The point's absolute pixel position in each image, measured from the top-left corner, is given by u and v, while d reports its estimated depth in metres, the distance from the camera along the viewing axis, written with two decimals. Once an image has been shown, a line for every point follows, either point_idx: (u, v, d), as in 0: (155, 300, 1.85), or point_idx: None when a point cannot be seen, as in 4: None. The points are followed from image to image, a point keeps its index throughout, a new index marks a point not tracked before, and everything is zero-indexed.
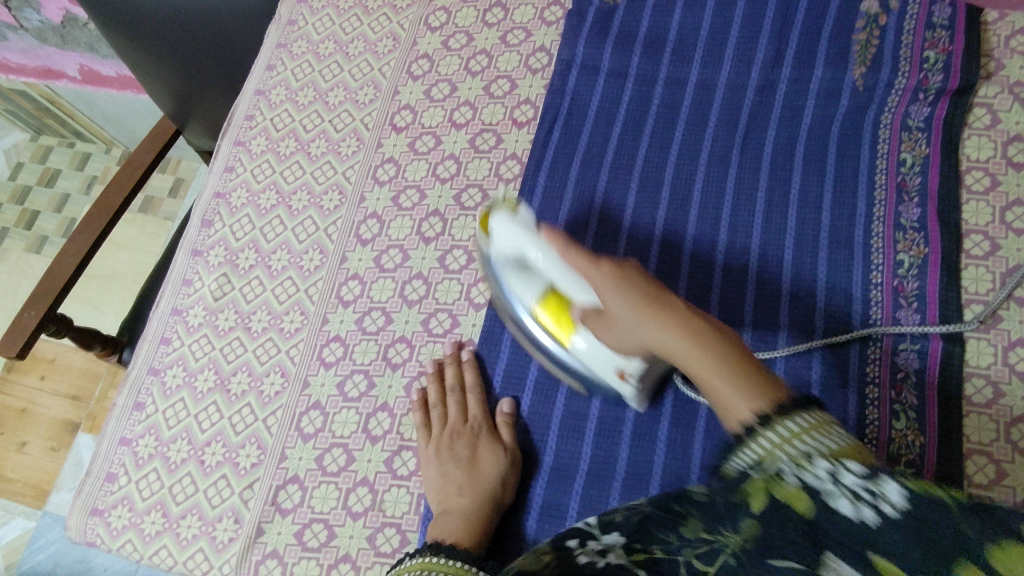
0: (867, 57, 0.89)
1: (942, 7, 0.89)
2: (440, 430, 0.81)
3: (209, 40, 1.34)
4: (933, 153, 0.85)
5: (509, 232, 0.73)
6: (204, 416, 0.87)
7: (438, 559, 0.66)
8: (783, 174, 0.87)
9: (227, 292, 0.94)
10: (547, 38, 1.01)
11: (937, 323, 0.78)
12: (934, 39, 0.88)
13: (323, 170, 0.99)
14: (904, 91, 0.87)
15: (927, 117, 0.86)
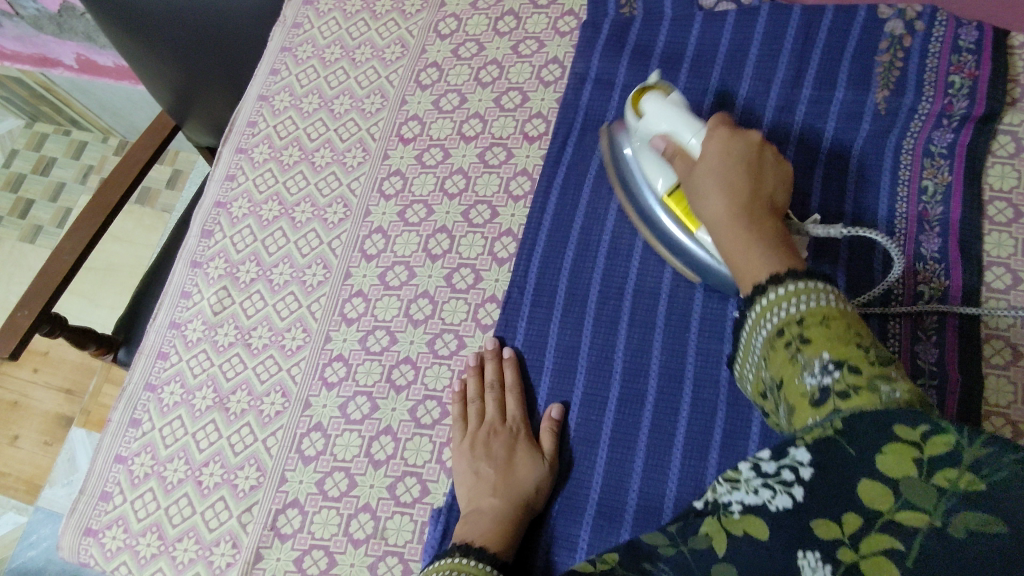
0: (889, 80, 0.87)
1: (969, 30, 0.87)
2: (477, 427, 0.79)
3: (211, 37, 1.30)
4: (955, 181, 0.82)
5: (654, 112, 0.77)
6: (202, 435, 0.85)
7: (467, 560, 0.65)
8: (801, 199, 0.85)
9: (227, 306, 0.91)
10: (561, 49, 0.98)
11: (956, 359, 0.76)
12: (960, 63, 0.86)
13: (327, 181, 0.96)
14: (928, 117, 0.85)
15: (950, 144, 0.84)
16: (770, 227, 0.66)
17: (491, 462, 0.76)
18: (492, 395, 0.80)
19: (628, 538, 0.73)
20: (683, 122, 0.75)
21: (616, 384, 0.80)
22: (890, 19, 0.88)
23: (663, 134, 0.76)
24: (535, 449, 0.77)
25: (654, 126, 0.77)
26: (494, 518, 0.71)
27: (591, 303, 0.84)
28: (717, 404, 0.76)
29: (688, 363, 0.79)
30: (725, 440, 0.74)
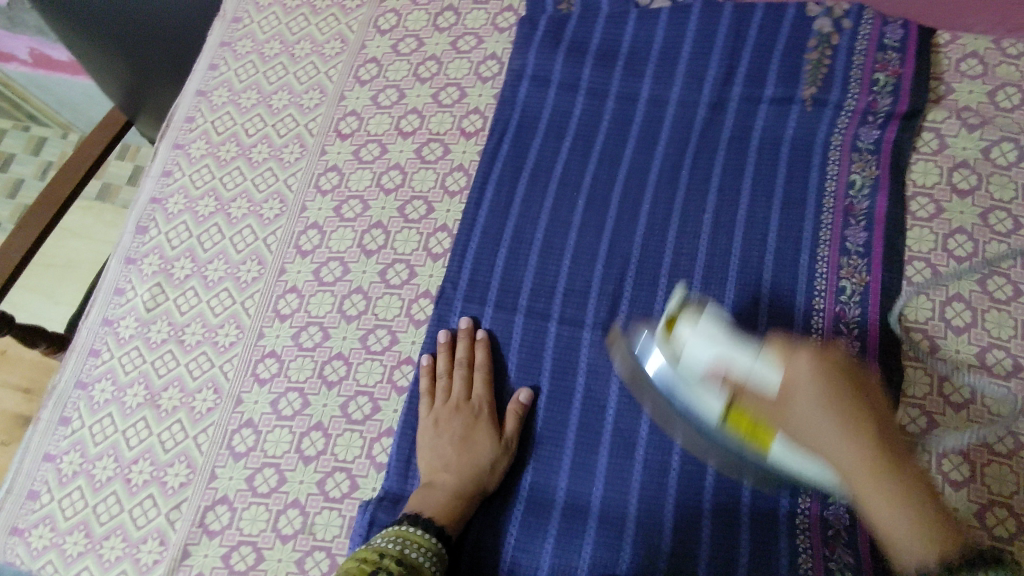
0: (817, 78, 0.88)
1: (894, 28, 0.89)
2: (440, 402, 0.80)
3: (154, 33, 1.28)
4: (882, 174, 0.84)
5: (690, 344, 0.70)
6: (133, 433, 0.85)
7: (414, 529, 0.69)
8: (731, 195, 0.86)
9: (160, 303, 0.91)
10: (499, 45, 0.98)
11: (874, 354, 0.77)
12: (885, 61, 0.87)
13: (264, 177, 0.96)
14: (854, 113, 0.86)
15: (877, 139, 0.85)
16: (906, 469, 0.55)
17: (450, 438, 0.77)
18: (459, 372, 0.81)
19: (556, 532, 0.76)
20: (732, 347, 0.66)
21: (546, 380, 0.82)
22: (818, 18, 0.90)
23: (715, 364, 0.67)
24: (496, 428, 0.78)
25: (700, 358, 0.69)
26: (445, 492, 0.74)
27: (523, 299, 0.85)
28: (642, 400, 0.79)
29: (614, 361, 0.81)
30: (650, 436, 0.77)
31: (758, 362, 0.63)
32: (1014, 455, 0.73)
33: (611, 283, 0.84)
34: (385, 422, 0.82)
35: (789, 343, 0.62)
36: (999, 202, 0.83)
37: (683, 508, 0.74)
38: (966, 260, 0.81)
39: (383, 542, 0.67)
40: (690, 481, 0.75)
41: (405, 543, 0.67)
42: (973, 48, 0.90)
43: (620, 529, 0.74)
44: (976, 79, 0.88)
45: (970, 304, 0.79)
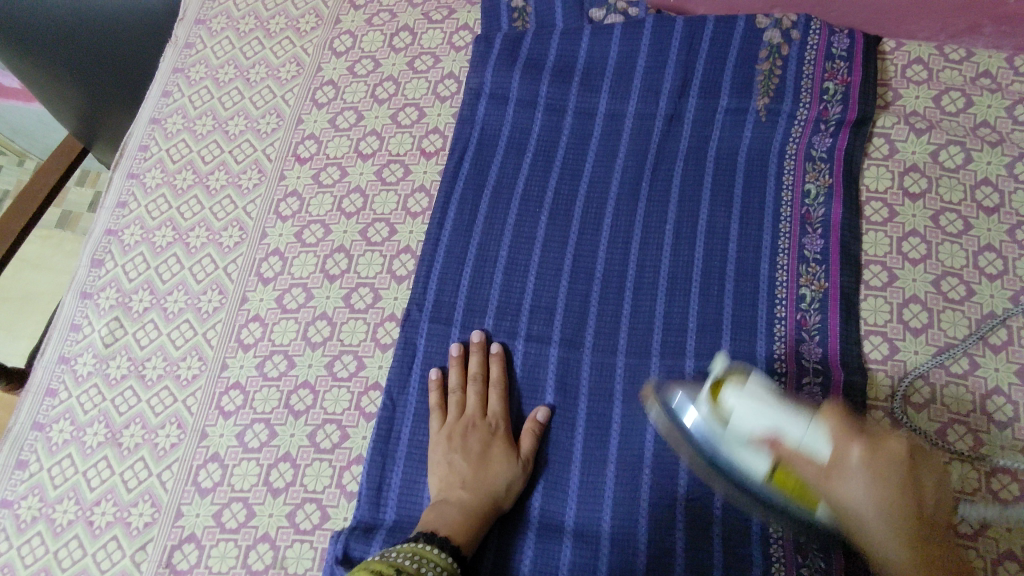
0: (770, 88, 0.90)
1: (840, 38, 0.90)
2: (455, 419, 0.79)
3: (103, 62, 1.25)
4: (836, 183, 0.85)
5: (745, 409, 0.65)
6: (94, 473, 0.82)
7: (430, 547, 0.66)
8: (692, 206, 0.87)
9: (119, 338, 0.89)
10: (456, 64, 0.99)
11: (836, 360, 0.78)
12: (834, 70, 0.89)
13: (222, 205, 0.95)
14: (806, 122, 0.88)
15: (830, 147, 0.87)
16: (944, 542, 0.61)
17: (465, 454, 0.76)
18: (474, 387, 0.80)
19: (531, 553, 0.75)
20: (786, 417, 0.63)
21: (516, 400, 0.82)
22: (768, 29, 0.91)
23: (764, 432, 0.63)
24: (513, 444, 0.77)
25: (752, 426, 0.64)
26: (460, 509, 0.72)
27: (489, 318, 0.85)
28: (611, 416, 0.79)
29: (583, 378, 0.81)
30: (621, 451, 0.77)
31: (810, 433, 0.62)
32: (975, 452, 0.74)
33: (577, 299, 0.85)
34: (355, 450, 0.81)
35: (845, 421, 0.62)
36: (949, 204, 0.85)
37: (656, 522, 0.74)
38: (920, 262, 0.83)
39: (401, 558, 0.63)
40: (662, 496, 0.75)
41: (423, 562, 0.63)
42: (917, 55, 0.93)
43: (594, 546, 0.74)
44: (920, 85, 0.91)
45: (926, 305, 0.81)
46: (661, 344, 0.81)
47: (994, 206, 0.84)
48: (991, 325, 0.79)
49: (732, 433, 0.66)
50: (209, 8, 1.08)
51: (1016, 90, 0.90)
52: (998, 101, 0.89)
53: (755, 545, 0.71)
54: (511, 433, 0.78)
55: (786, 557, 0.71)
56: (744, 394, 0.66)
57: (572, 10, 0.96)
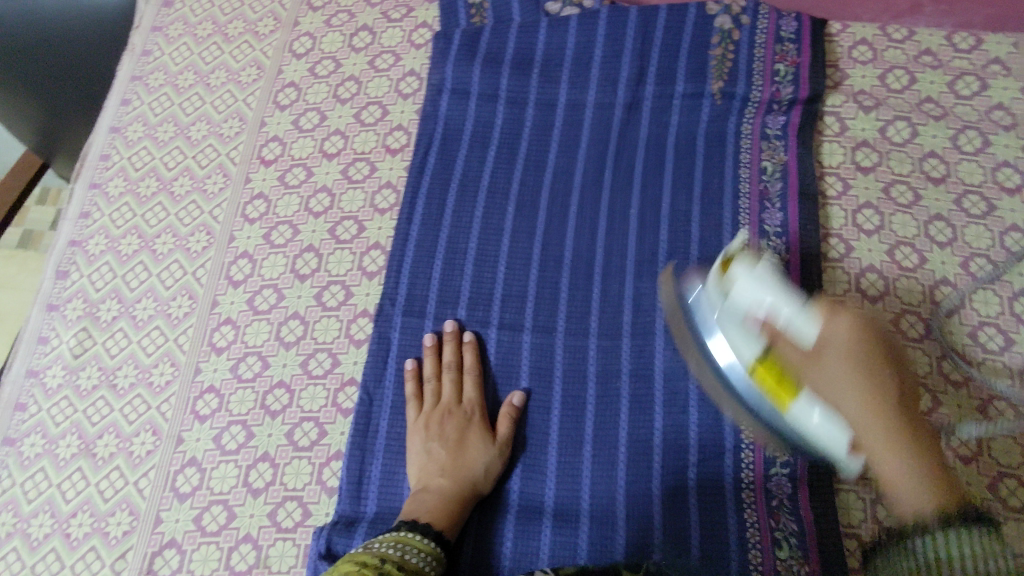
0: (723, 71, 0.92)
1: (788, 21, 0.94)
2: (432, 407, 0.80)
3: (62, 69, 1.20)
4: (790, 161, 0.88)
5: (745, 285, 0.68)
6: (68, 485, 0.81)
7: (411, 534, 0.68)
8: (654, 189, 0.89)
9: (88, 348, 0.88)
10: (417, 62, 1.00)
11: None
12: (783, 53, 0.92)
13: (188, 210, 0.94)
14: (760, 104, 0.91)
15: (784, 126, 0.90)
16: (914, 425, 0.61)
17: (443, 443, 0.77)
18: (449, 375, 0.81)
19: (512, 535, 0.76)
20: (783, 297, 0.65)
21: (491, 385, 0.83)
22: (718, 15, 0.94)
23: (765, 309, 0.66)
24: (490, 429, 0.79)
25: (748, 301, 0.67)
26: (440, 498, 0.73)
27: (462, 308, 0.86)
28: (586, 396, 0.81)
29: (556, 362, 0.83)
30: (596, 432, 0.79)
31: (804, 315, 0.64)
32: (931, 412, 0.77)
33: (547, 286, 0.86)
34: (334, 446, 0.81)
35: (832, 307, 0.65)
36: (899, 176, 0.88)
37: (632, 498, 0.76)
38: (874, 233, 0.86)
39: (384, 547, 0.65)
40: (638, 474, 0.76)
41: (404, 548, 0.65)
42: (862, 36, 0.96)
43: (573, 525, 0.75)
44: (867, 65, 0.95)
45: (883, 273, 0.84)
46: (631, 325, 0.83)
47: (941, 177, 0.88)
48: (945, 292, 0.82)
49: (736, 310, 0.68)
50: (165, 14, 1.08)
51: (956, 67, 0.94)
52: (939, 77, 0.93)
53: (731, 514, 0.74)
54: (487, 419, 0.80)
55: (760, 522, 0.73)
56: (749, 274, 0.68)
57: (529, 4, 0.98)
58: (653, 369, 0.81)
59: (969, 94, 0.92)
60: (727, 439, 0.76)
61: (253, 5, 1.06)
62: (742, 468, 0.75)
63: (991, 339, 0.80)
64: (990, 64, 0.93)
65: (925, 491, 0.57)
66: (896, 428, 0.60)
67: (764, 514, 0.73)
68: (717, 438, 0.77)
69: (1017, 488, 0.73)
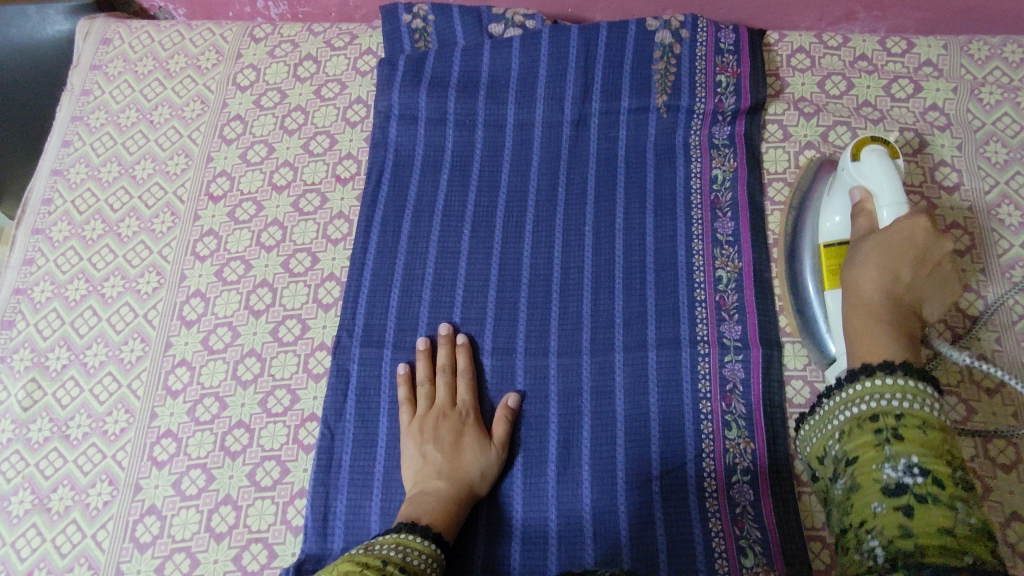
0: (667, 85, 0.94)
1: (727, 33, 0.95)
2: (426, 410, 0.80)
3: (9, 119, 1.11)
4: (740, 167, 0.90)
5: (868, 169, 0.73)
6: (23, 543, 0.79)
7: (412, 536, 0.66)
8: (607, 205, 0.90)
9: (37, 400, 0.85)
10: (363, 89, 0.99)
11: (754, 334, 0.82)
12: (724, 63, 0.94)
13: (136, 252, 0.93)
14: (704, 115, 0.93)
15: (729, 135, 0.92)
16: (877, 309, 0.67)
17: (438, 445, 0.77)
18: (443, 378, 0.82)
19: (481, 560, 0.76)
20: (890, 189, 0.71)
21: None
22: (659, 30, 0.95)
23: (866, 189, 0.73)
24: (484, 430, 0.79)
25: (872, 182, 0.73)
26: (438, 500, 0.73)
27: (421, 335, 0.85)
28: (549, 416, 0.81)
29: (518, 382, 0.83)
30: (560, 451, 0.79)
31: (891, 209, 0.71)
32: None
33: (505, 307, 0.86)
34: (297, 483, 0.80)
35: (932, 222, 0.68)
36: None
37: (599, 516, 0.76)
38: None
39: (386, 549, 0.62)
40: (604, 491, 0.77)
41: (407, 551, 0.63)
42: (800, 43, 0.99)
43: (542, 545, 0.76)
44: (805, 72, 0.97)
45: None
46: (590, 341, 0.83)
47: None
48: None
49: (854, 183, 0.75)
50: (103, 52, 1.06)
51: (891, 71, 0.96)
52: (876, 81, 0.96)
53: (695, 517, 0.75)
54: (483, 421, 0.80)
55: (724, 523, 0.75)
56: (881, 158, 0.73)
57: (472, 27, 0.98)
58: (613, 385, 0.81)
59: (904, 96, 0.95)
60: (688, 449, 0.78)
61: (194, 38, 1.05)
62: (704, 476, 0.77)
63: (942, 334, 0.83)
64: (923, 67, 0.96)
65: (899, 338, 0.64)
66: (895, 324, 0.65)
67: (726, 513, 0.75)
68: (678, 451, 0.78)
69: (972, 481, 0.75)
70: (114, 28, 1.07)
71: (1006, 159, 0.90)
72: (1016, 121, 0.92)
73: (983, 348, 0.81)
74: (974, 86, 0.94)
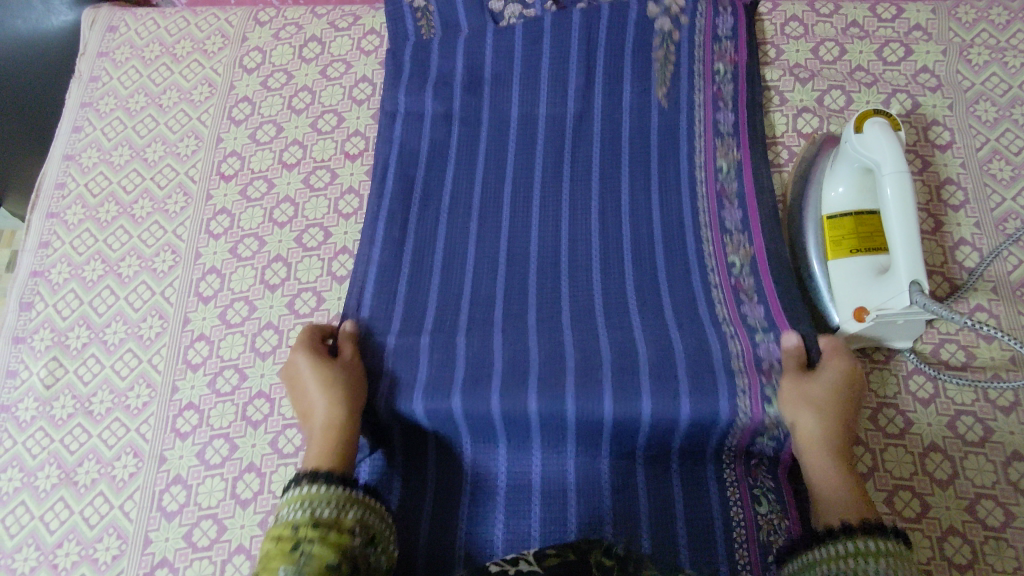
0: (668, 47, 0.93)
1: (724, 19, 0.96)
2: (299, 370, 0.74)
3: (22, 114, 1.10)
4: (743, 156, 0.88)
5: (875, 143, 0.75)
6: (51, 516, 0.80)
7: (315, 487, 0.61)
8: (613, 184, 0.87)
9: (60, 378, 0.87)
10: (368, 68, 1.01)
11: (767, 284, 0.80)
12: (721, 51, 0.95)
13: (151, 231, 0.94)
14: (705, 79, 0.93)
15: (732, 123, 0.91)
16: (824, 458, 0.67)
17: (315, 401, 0.72)
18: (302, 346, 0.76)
19: (502, 519, 0.73)
20: (897, 168, 0.73)
21: (461, 368, 0.76)
22: (658, 18, 0.94)
23: (873, 163, 0.76)
24: (337, 369, 0.74)
25: (876, 156, 0.75)
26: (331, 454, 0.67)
27: (430, 313, 0.80)
28: (570, 378, 0.73)
29: (531, 344, 0.77)
30: (585, 415, 0.72)
31: (897, 194, 0.73)
32: (891, 359, 0.82)
33: (518, 273, 0.82)
34: None
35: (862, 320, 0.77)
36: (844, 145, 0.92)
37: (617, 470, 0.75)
38: None
39: (289, 513, 0.58)
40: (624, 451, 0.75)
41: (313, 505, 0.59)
42: (793, 12, 1.01)
43: (562, 506, 0.73)
44: (799, 39, 1.00)
45: None
46: (604, 296, 0.80)
47: None
48: None
49: (860, 157, 0.78)
50: (110, 40, 1.07)
51: (882, 35, 0.99)
52: (868, 46, 0.99)
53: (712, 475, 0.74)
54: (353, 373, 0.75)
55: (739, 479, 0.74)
56: (888, 133, 0.75)
57: None
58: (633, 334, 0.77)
59: (896, 60, 0.98)
60: (720, 398, 0.72)
61: (200, 24, 1.07)
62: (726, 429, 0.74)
63: (939, 287, 0.86)
64: (912, 31, 0.99)
65: (846, 498, 0.63)
66: (844, 475, 0.65)
67: (742, 477, 0.74)
68: None
69: (973, 424, 0.78)
70: (119, 17, 1.09)
71: (996, 116, 0.93)
72: (1005, 81, 0.95)
73: (981, 298, 0.84)
74: (963, 48, 0.97)
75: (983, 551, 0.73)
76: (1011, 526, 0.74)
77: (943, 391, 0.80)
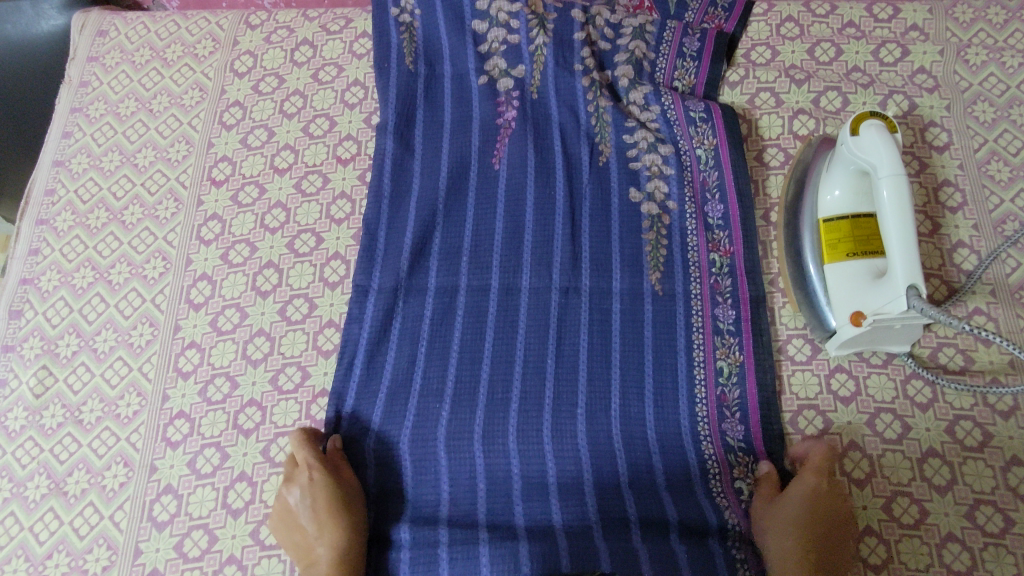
0: (649, 141, 0.91)
1: (714, 205, 0.88)
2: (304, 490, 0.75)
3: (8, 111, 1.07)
4: (747, 359, 0.80)
5: (872, 144, 0.74)
6: (41, 527, 0.80)
7: None
8: (603, 372, 0.80)
9: (49, 387, 0.86)
10: (360, 71, 1.00)
11: (759, 434, 0.78)
12: (715, 241, 0.87)
13: (141, 238, 0.93)
14: (695, 194, 0.89)
15: (734, 319, 0.83)
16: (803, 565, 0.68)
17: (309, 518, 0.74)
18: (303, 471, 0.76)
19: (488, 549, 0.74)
20: (896, 170, 0.72)
21: (444, 422, 0.79)
22: (642, 203, 0.88)
23: (869, 165, 0.75)
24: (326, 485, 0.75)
25: (872, 159, 0.74)
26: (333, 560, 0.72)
27: (428, 313, 0.84)
28: (546, 393, 0.80)
29: (519, 349, 0.82)
30: (553, 431, 0.78)
31: (893, 198, 0.72)
32: (888, 364, 0.81)
33: (510, 274, 0.85)
34: None
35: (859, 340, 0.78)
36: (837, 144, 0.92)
37: (603, 493, 0.76)
38: None
39: None
40: (604, 467, 0.77)
41: None
42: (788, 13, 1.00)
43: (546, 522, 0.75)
44: (794, 40, 0.99)
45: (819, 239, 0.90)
46: (589, 315, 0.83)
47: None
48: None
49: (857, 158, 0.77)
50: (100, 44, 1.07)
51: (878, 36, 0.98)
52: (864, 46, 0.98)
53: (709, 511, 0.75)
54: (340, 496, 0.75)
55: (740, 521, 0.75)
56: (886, 135, 0.74)
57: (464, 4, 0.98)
58: (610, 351, 0.81)
59: (892, 60, 0.97)
60: (706, 508, 0.75)
61: (190, 28, 1.06)
62: (709, 478, 0.77)
63: (937, 290, 0.85)
64: (909, 31, 0.98)
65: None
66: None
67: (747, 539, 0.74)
68: (675, 428, 0.78)
69: (972, 428, 0.77)
70: (109, 20, 1.08)
71: (994, 117, 0.92)
72: (1003, 81, 0.94)
73: (979, 301, 0.83)
74: (960, 48, 0.96)
75: (983, 558, 0.72)
76: (1011, 532, 0.73)
77: (943, 396, 0.79)
